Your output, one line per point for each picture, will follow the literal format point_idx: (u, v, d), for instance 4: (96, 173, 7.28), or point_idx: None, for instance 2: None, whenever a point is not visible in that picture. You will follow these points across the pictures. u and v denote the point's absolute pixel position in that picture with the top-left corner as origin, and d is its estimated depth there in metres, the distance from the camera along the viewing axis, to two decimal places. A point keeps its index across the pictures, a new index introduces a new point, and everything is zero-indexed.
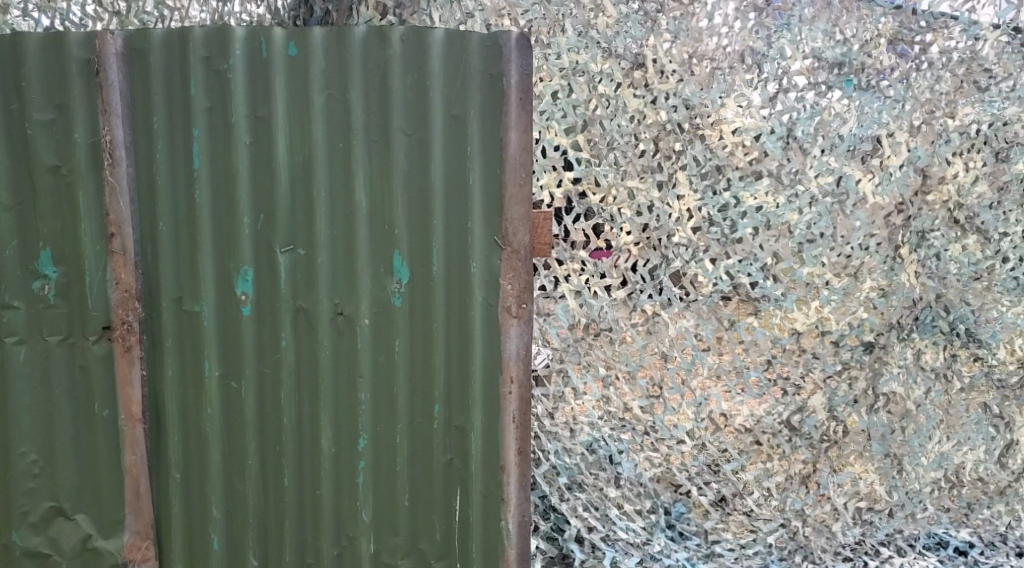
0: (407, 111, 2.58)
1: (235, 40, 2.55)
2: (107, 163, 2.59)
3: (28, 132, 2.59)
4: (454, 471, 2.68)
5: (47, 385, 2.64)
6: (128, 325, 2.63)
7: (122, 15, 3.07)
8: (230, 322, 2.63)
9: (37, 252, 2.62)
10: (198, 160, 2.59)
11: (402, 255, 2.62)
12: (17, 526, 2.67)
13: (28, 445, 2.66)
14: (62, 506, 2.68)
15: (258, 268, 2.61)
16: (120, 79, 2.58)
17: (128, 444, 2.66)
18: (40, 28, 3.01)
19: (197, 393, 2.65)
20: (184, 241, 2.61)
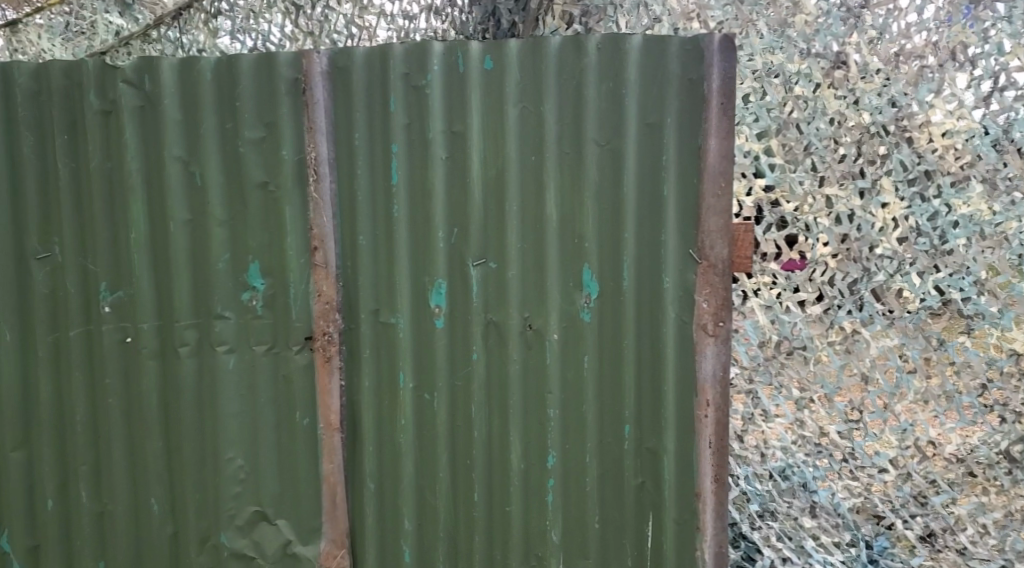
0: (602, 121, 2.54)
1: (433, 55, 2.58)
2: (311, 179, 2.67)
3: (240, 149, 2.70)
4: (647, 495, 2.62)
5: (253, 392, 2.75)
6: (328, 336, 2.70)
7: (315, 35, 3.79)
8: (423, 335, 2.66)
9: (247, 264, 2.73)
10: (396, 175, 2.63)
11: (592, 269, 2.57)
12: (224, 528, 2.78)
13: (234, 450, 2.76)
14: (265, 510, 2.77)
15: (451, 281, 2.63)
16: (325, 96, 2.66)
17: (326, 453, 2.73)
18: (245, 47, 3.85)
19: (392, 406, 2.69)
20: (381, 255, 2.67)
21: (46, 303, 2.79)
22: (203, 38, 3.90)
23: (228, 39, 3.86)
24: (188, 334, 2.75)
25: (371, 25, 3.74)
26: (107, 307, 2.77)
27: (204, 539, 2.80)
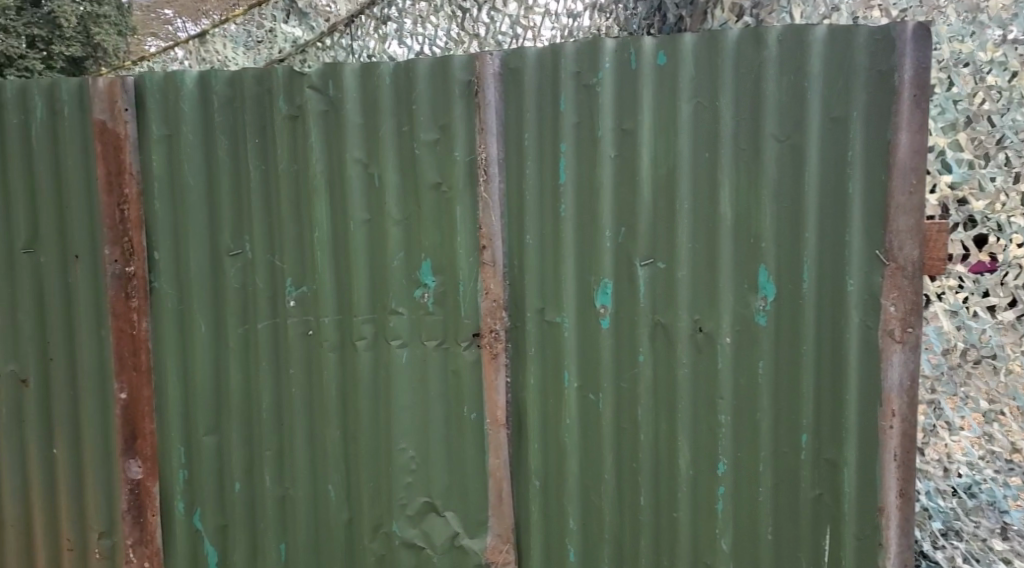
0: (781, 116, 2.50)
1: (605, 52, 2.58)
2: (481, 179, 2.72)
3: (416, 151, 2.77)
4: (825, 507, 2.57)
5: (424, 386, 2.82)
6: (495, 333, 2.75)
7: (478, 36, 4.49)
8: (589, 335, 2.67)
9: (419, 262, 2.80)
10: (564, 173, 2.64)
11: (768, 269, 2.53)
12: (396, 517, 2.86)
13: (407, 442, 2.84)
14: (435, 502, 2.84)
15: (618, 280, 2.63)
16: (497, 97, 2.70)
17: (493, 448, 2.78)
18: (413, 50, 4.58)
19: (557, 406, 2.71)
20: (548, 255, 2.69)
21: (236, 297, 2.95)
22: (374, 43, 4.60)
23: (397, 44, 4.60)
24: (365, 328, 2.85)
25: (536, 26, 4.39)
26: (292, 301, 2.90)
27: (377, 527, 2.89)
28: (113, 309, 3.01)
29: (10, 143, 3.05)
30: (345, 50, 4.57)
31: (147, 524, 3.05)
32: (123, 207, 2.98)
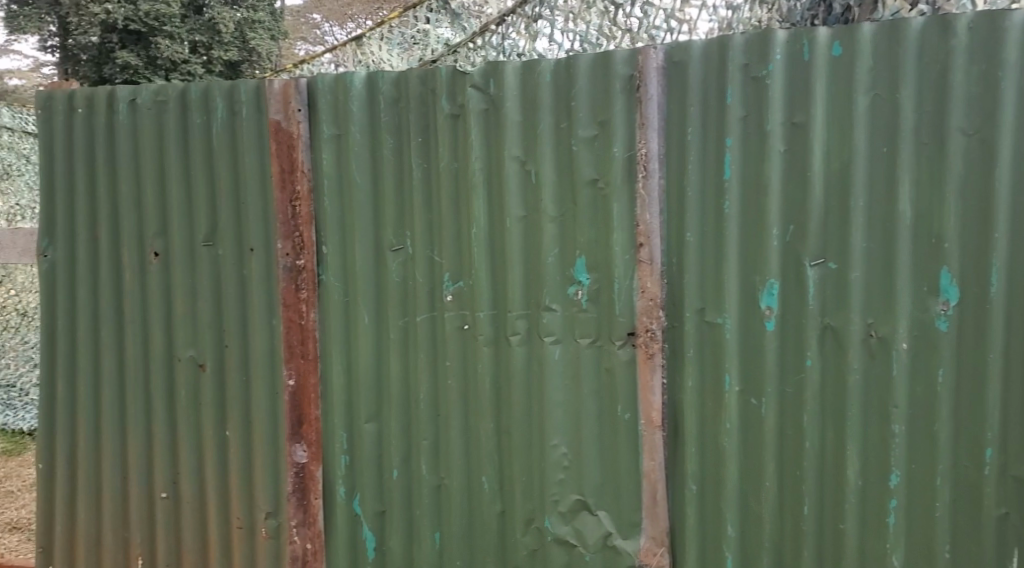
0: (969, 108, 2.42)
1: (777, 43, 2.54)
2: (640, 175, 2.69)
3: (574, 147, 2.76)
4: (1010, 527, 2.47)
5: (578, 383, 2.81)
6: (651, 333, 2.71)
7: (632, 31, 4.87)
8: (752, 337, 2.62)
9: (574, 259, 2.79)
10: (729, 170, 2.60)
11: (951, 272, 2.45)
12: (549, 513, 2.87)
13: (560, 438, 2.84)
14: (587, 500, 2.83)
15: (785, 280, 2.58)
16: (658, 91, 2.67)
17: (648, 450, 2.75)
18: (565, 48, 5.02)
19: (715, 409, 2.68)
20: (710, 253, 2.65)
21: (397, 290, 3.01)
22: (523, 43, 5.06)
23: (546, 41, 5.03)
24: (519, 323, 2.86)
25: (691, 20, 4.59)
26: (449, 296, 2.95)
27: (529, 521, 2.90)
28: (283, 300, 3.13)
29: (192, 142, 3.22)
30: (498, 49, 5.11)
31: (310, 506, 3.17)
32: (294, 203, 3.09)
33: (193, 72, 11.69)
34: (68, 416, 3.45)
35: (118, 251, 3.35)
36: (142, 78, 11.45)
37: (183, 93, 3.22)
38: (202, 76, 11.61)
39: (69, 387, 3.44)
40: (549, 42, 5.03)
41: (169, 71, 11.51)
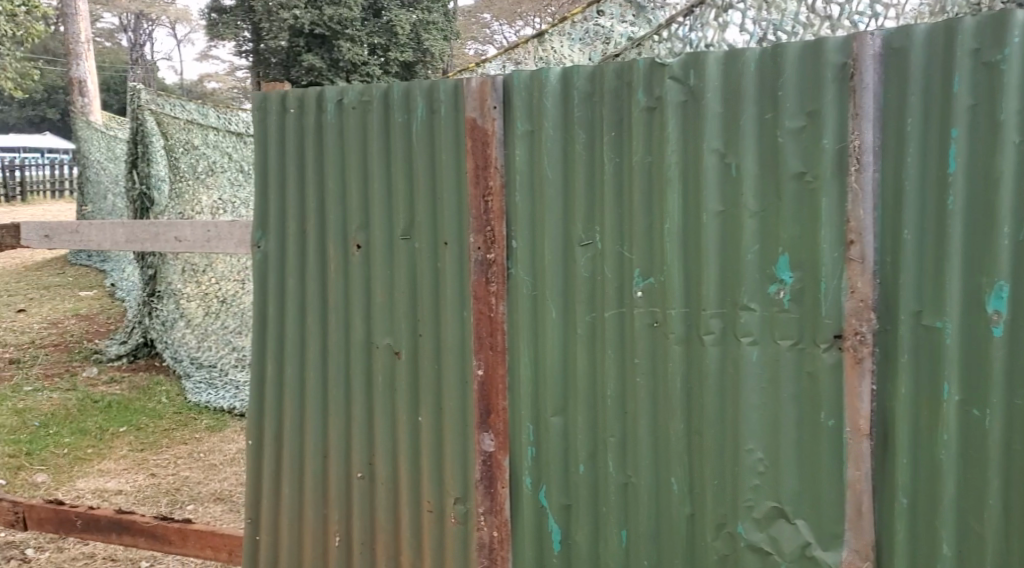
0: None
1: (1014, 25, 2.40)
2: (853, 168, 2.57)
3: (779, 139, 2.66)
4: None
5: (777, 386, 2.72)
6: (861, 335, 2.60)
7: (832, 18, 4.92)
8: (978, 344, 2.48)
9: (776, 256, 2.69)
10: (954, 163, 2.47)
11: None
12: (742, 519, 2.79)
13: (755, 443, 2.76)
14: (784, 508, 2.74)
15: (1016, 283, 2.43)
16: (875, 80, 2.55)
17: (854, 459, 2.64)
18: (756, 36, 5.16)
19: (931, 420, 2.55)
20: (929, 252, 2.52)
21: (586, 285, 2.99)
22: (716, 33, 5.31)
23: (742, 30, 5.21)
24: (713, 323, 2.78)
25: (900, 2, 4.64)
26: (639, 293, 2.90)
27: (720, 526, 2.83)
28: (474, 293, 3.19)
29: (394, 138, 3.33)
30: (684, 40, 5.43)
31: (497, 494, 3.22)
32: (487, 198, 3.14)
33: (371, 71, 20.92)
34: (274, 397, 3.64)
35: (323, 244, 3.51)
36: (325, 76, 20.71)
37: (387, 93, 3.33)
38: (372, 76, 20.85)
39: (277, 370, 3.63)
40: (742, 31, 5.21)
41: (345, 72, 20.82)
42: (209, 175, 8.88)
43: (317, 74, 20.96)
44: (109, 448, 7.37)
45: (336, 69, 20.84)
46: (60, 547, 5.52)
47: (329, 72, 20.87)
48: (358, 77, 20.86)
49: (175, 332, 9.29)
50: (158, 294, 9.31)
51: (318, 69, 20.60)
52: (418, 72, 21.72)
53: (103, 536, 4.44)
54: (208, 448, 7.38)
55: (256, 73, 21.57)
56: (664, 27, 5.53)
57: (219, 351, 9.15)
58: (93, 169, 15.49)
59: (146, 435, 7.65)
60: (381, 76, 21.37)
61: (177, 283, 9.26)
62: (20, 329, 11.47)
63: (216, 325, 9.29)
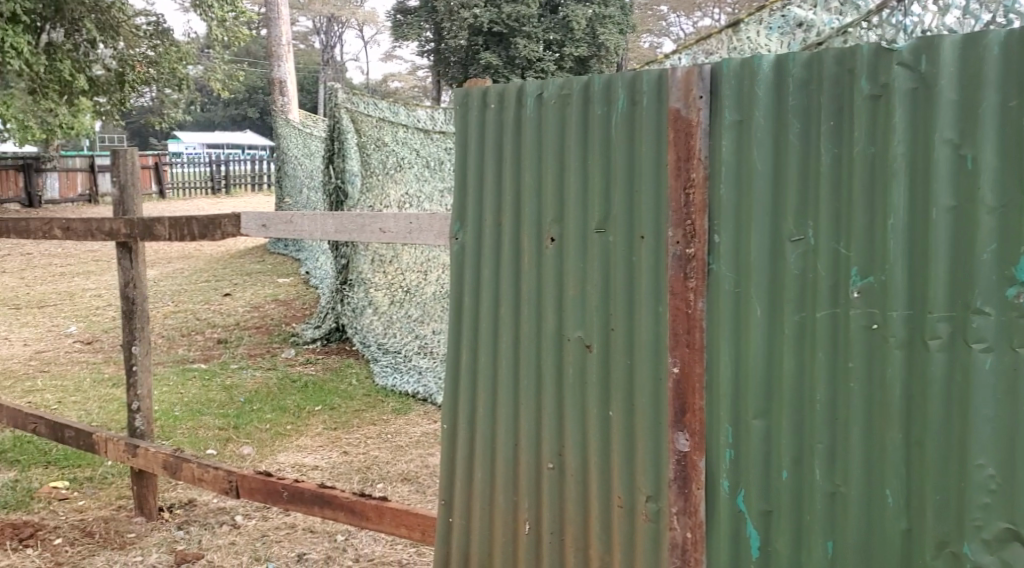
0: None
1: None
2: None
3: None
4: None
5: (1014, 398, 2.57)
6: None
7: None
8: None
9: (1017, 257, 2.54)
10: None
11: None
12: (969, 539, 2.67)
13: (985, 458, 2.62)
14: (1018, 529, 2.60)
15: None
16: None
17: None
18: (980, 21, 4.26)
19: None
20: None
21: (795, 283, 2.87)
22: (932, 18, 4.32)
23: (962, 16, 4.29)
24: (941, 327, 2.66)
25: None
26: (857, 292, 2.77)
27: (942, 545, 2.72)
28: (671, 288, 3.11)
29: (593, 130, 3.29)
30: (897, 28, 4.38)
31: (691, 495, 3.13)
32: (688, 191, 3.05)
33: (546, 67, 28.21)
34: (469, 385, 3.71)
35: (519, 235, 3.53)
36: (501, 70, 28.58)
37: (587, 85, 3.31)
38: (546, 68, 28.15)
39: (471, 358, 3.70)
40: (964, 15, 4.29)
41: (528, 67, 28.35)
42: (397, 170, 9.24)
43: (494, 70, 28.70)
44: (306, 425, 7.78)
45: (510, 66, 28.49)
46: (265, 515, 5.87)
47: (503, 68, 28.66)
48: (538, 72, 28.03)
49: (363, 319, 9.80)
50: (350, 282, 9.83)
51: (495, 66, 28.41)
52: (591, 65, 29.05)
53: (306, 508, 4.68)
54: (395, 429, 7.65)
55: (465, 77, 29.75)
56: (875, 14, 4.35)
57: (403, 337, 9.42)
58: (291, 164, 16.46)
59: (339, 415, 8.01)
60: (556, 71, 28.67)
61: (366, 272, 9.74)
62: (225, 312, 12.29)
63: (400, 313, 9.61)
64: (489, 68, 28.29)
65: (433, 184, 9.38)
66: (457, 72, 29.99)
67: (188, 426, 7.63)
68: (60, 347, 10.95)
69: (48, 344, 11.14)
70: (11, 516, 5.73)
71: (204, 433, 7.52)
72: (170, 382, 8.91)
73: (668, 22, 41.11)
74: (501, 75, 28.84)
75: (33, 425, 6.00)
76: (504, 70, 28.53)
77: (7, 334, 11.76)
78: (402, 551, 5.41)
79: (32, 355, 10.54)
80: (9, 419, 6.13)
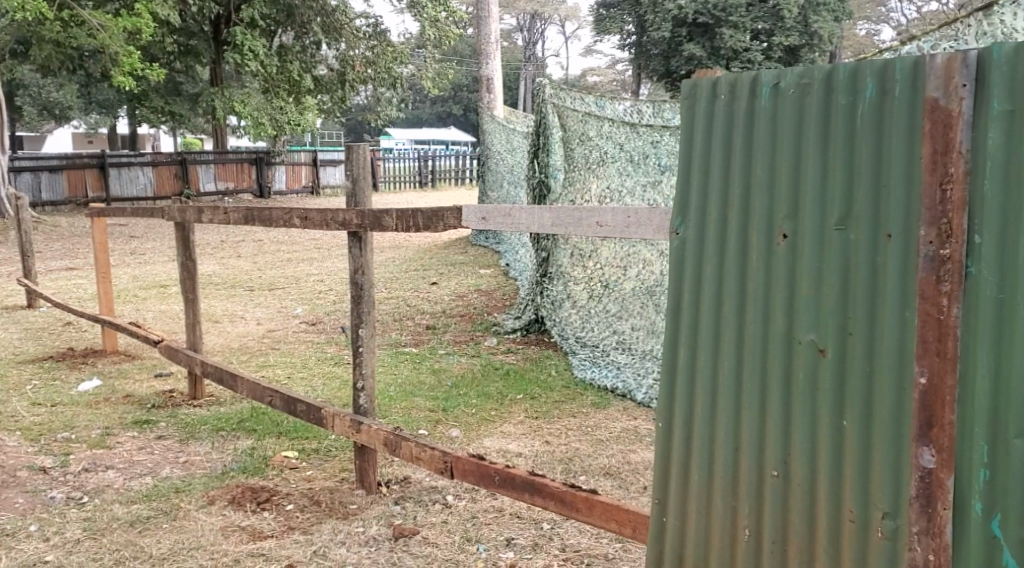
0: None
1: None
2: None
3: None
4: None
5: None
6: None
7: None
8: None
9: None
10: None
11: None
12: None
13: None
14: None
15: None
16: None
17: None
18: None
19: None
20: None
21: None
22: None
23: None
24: None
25: None
26: None
27: None
28: (922, 292, 2.94)
29: (834, 122, 3.13)
30: None
31: (936, 515, 2.95)
32: (946, 187, 2.88)
33: (754, 57, 27.59)
34: (685, 386, 3.57)
35: (747, 232, 3.38)
36: (704, 61, 28.33)
37: (831, 75, 3.15)
38: (756, 60, 27.44)
39: (689, 359, 3.56)
40: None
41: (733, 59, 27.85)
42: (600, 165, 9.00)
43: (699, 60, 28.51)
44: (509, 412, 7.92)
45: (716, 57, 28.13)
46: (474, 497, 6.02)
47: (708, 59, 28.31)
48: (740, 62, 27.69)
49: (561, 313, 9.83)
50: (548, 275, 9.86)
51: (698, 57, 28.31)
52: (802, 55, 28.32)
53: (516, 494, 4.73)
54: (596, 423, 7.64)
55: (653, 68, 30.82)
56: None
57: (600, 332, 9.43)
58: (494, 158, 16.77)
59: (541, 405, 8.09)
60: (764, 61, 28.03)
61: (566, 267, 9.71)
62: (432, 300, 12.72)
63: (598, 308, 9.53)
64: (694, 59, 28.34)
65: (635, 180, 8.91)
66: (658, 62, 30.34)
67: (401, 407, 7.95)
68: (287, 327, 11.71)
69: (277, 324, 11.96)
70: (250, 480, 6.17)
71: (416, 413, 7.82)
72: (385, 363, 9.32)
73: (900, 8, 39.52)
74: (706, 63, 28.39)
75: (269, 398, 6.42)
76: (708, 60, 28.15)
77: (241, 313, 12.68)
78: (608, 545, 5.40)
79: (263, 333, 11.32)
80: (248, 392, 6.60)
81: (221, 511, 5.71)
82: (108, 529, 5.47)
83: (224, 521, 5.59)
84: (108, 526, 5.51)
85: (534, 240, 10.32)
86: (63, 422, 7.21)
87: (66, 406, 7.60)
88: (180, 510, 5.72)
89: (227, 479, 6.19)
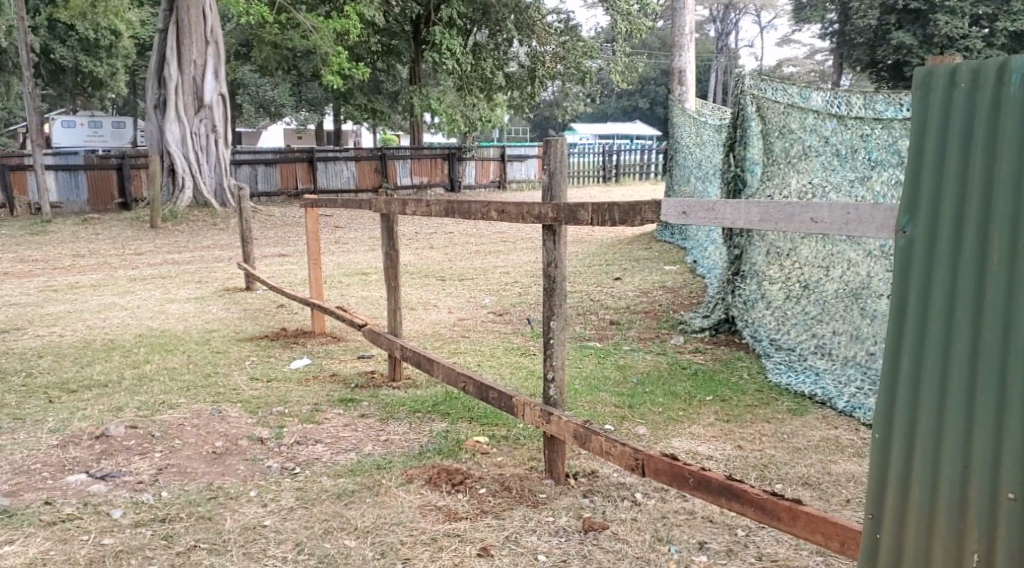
0: None
1: None
2: None
3: None
4: None
5: None
6: None
7: None
8: None
9: None
10: None
11: None
12: None
13: None
14: None
15: None
16: None
17: None
18: None
19: None
20: None
21: None
22: None
23: None
24: None
25: None
26: None
27: None
28: None
29: None
30: None
31: None
32: None
33: (973, 44, 25.67)
34: (908, 395, 3.34)
35: (988, 231, 3.16)
36: (915, 50, 26.75)
37: None
38: (975, 48, 25.49)
39: (914, 366, 3.33)
40: None
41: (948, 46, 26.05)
42: (801, 160, 8.63)
43: (910, 49, 26.90)
44: (698, 412, 7.75)
45: (930, 44, 26.42)
46: (663, 497, 5.91)
47: (919, 47, 26.71)
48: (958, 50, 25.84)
49: (755, 312, 9.62)
50: (742, 273, 9.73)
51: (909, 45, 26.70)
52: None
53: (712, 498, 4.59)
54: (793, 430, 7.35)
55: (859, 59, 29.37)
56: None
57: (796, 334, 9.05)
58: (683, 152, 16.46)
59: (732, 407, 7.87)
60: (986, 48, 26.03)
61: (760, 264, 9.52)
62: (617, 295, 12.65)
63: (795, 308, 9.10)
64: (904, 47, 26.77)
65: (842, 175, 8.23)
66: (863, 51, 28.88)
67: (587, 401, 7.95)
68: (477, 317, 11.98)
69: (467, 313, 12.26)
70: (445, 462, 6.35)
71: (602, 408, 7.80)
72: (572, 356, 9.35)
73: None
74: (919, 52, 26.68)
75: (463, 383, 6.57)
76: (919, 49, 26.56)
77: (435, 302, 13.09)
78: (808, 558, 5.17)
79: (455, 322, 11.63)
80: (444, 376, 6.77)
81: (419, 490, 5.91)
82: (318, 500, 5.77)
83: (422, 500, 5.78)
84: (317, 496, 5.82)
85: (727, 238, 10.07)
86: (278, 396, 7.68)
87: (279, 382, 8.10)
88: (382, 486, 5.96)
89: (424, 459, 6.40)
